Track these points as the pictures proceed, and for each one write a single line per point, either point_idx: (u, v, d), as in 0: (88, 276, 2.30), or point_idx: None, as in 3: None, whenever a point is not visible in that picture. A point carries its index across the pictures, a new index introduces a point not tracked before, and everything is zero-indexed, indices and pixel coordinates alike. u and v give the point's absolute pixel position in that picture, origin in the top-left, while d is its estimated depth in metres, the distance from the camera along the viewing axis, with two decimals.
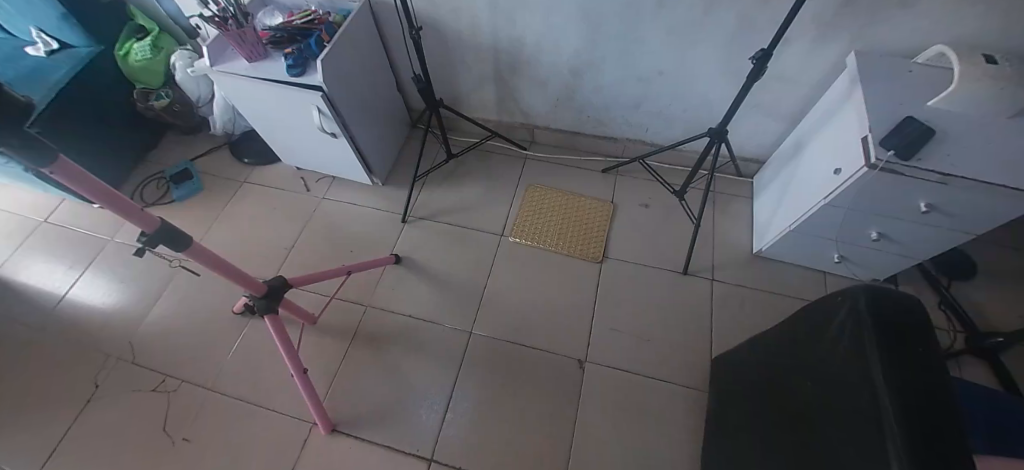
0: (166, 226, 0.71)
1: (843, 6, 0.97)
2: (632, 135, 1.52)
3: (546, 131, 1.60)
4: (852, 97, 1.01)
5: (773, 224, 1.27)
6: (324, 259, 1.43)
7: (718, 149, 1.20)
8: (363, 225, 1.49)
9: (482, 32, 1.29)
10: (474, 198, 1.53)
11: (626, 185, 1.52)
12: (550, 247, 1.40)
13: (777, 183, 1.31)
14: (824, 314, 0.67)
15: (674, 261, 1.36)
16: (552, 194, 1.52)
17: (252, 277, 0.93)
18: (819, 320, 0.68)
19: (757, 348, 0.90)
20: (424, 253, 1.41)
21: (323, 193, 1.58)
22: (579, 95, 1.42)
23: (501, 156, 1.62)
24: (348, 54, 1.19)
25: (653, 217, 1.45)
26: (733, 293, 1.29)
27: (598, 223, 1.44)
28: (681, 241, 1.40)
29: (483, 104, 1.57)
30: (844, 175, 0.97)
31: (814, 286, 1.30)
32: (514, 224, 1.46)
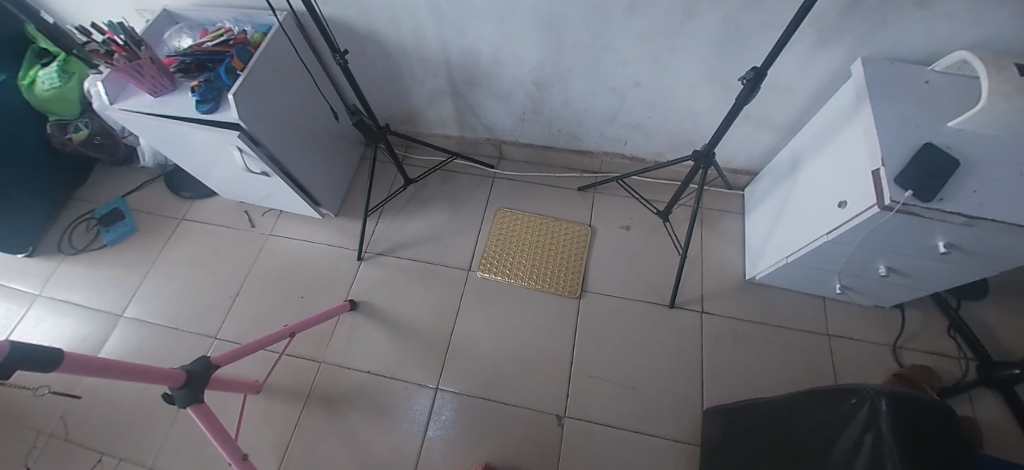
0: (29, 348, 0.53)
1: (848, 7, 0.80)
2: (609, 149, 1.36)
3: (514, 147, 1.43)
4: (858, 117, 0.86)
5: (767, 250, 1.14)
6: (273, 306, 1.29)
7: (705, 172, 1.04)
8: (316, 264, 1.34)
9: (429, 44, 1.11)
10: (438, 228, 1.38)
11: (604, 205, 1.38)
12: (523, 281, 1.27)
13: (771, 202, 1.17)
14: (826, 412, 0.61)
15: (659, 292, 1.23)
16: (524, 218, 1.38)
17: (167, 369, 0.77)
18: (818, 415, 0.62)
19: (756, 424, 0.79)
20: (383, 295, 1.28)
21: (270, 229, 1.42)
22: (547, 109, 1.25)
23: (466, 177, 1.47)
24: (270, 83, 1.01)
25: (635, 240, 1.32)
26: (724, 327, 1.18)
27: (575, 251, 1.31)
28: (667, 267, 1.27)
29: (443, 120, 1.40)
30: (850, 211, 0.83)
31: (810, 313, 1.19)
32: (482, 256, 1.32)
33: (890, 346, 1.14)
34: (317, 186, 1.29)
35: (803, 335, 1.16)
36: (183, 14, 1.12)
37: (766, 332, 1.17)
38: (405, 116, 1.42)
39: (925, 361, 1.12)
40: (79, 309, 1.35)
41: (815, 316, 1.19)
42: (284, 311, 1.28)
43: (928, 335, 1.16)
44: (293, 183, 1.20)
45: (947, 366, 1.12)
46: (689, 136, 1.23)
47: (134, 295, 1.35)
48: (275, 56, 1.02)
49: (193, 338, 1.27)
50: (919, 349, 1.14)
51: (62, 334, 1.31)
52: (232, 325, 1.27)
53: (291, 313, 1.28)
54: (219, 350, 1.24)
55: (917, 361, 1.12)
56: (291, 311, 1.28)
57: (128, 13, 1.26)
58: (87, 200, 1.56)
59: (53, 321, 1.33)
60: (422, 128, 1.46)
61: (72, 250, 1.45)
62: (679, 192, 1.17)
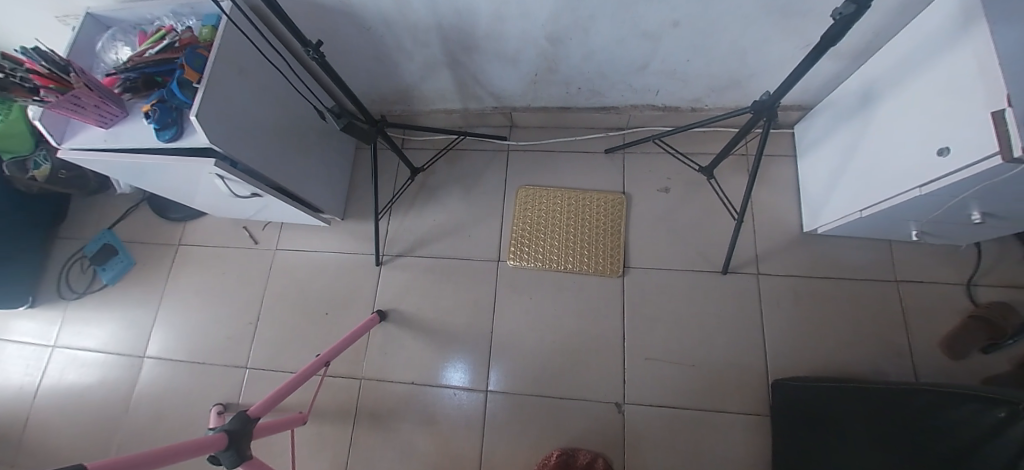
0: None
1: None
2: (637, 102, 1.18)
3: (526, 114, 1.26)
4: (964, 38, 0.68)
5: (832, 200, 1.02)
6: (298, 326, 1.22)
7: (761, 124, 0.90)
8: (332, 275, 1.25)
9: (416, 10, 0.91)
10: (457, 217, 1.25)
11: (637, 166, 1.23)
12: (560, 266, 1.16)
13: (835, 144, 1.03)
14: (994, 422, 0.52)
15: (708, 258, 1.13)
16: (550, 193, 1.24)
17: (206, 437, 0.62)
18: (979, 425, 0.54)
19: (865, 416, 0.73)
20: (411, 301, 1.19)
21: (275, 242, 1.31)
22: (564, 67, 1.07)
23: (477, 154, 1.31)
24: (233, 91, 0.84)
25: (675, 203, 1.19)
26: (783, 287, 1.10)
27: (612, 225, 1.18)
28: (714, 229, 1.16)
29: (442, 95, 1.21)
30: (954, 160, 0.69)
31: (874, 259, 1.10)
32: (510, 244, 1.20)
33: (962, 284, 1.06)
34: (316, 193, 1.16)
35: (867, 285, 1.09)
36: (111, 16, 0.95)
37: (827, 287, 1.09)
38: (397, 94, 1.23)
39: (1002, 296, 1.04)
40: (99, 355, 1.29)
41: (880, 262, 1.10)
42: (310, 331, 1.21)
43: (1007, 267, 1.06)
44: (289, 198, 1.07)
45: None
46: (732, 75, 1.05)
47: (152, 333, 1.29)
48: (234, 56, 0.84)
49: (224, 370, 1.21)
50: (995, 284, 1.05)
51: (89, 383, 1.26)
52: (260, 351, 1.22)
53: (318, 332, 1.20)
54: (254, 379, 1.19)
55: (992, 297, 1.05)
56: (317, 330, 1.21)
57: (48, 20, 1.04)
58: (71, 238, 1.44)
59: (76, 370, 1.28)
60: (419, 106, 1.28)
61: (73, 294, 1.36)
62: (729, 148, 1.03)
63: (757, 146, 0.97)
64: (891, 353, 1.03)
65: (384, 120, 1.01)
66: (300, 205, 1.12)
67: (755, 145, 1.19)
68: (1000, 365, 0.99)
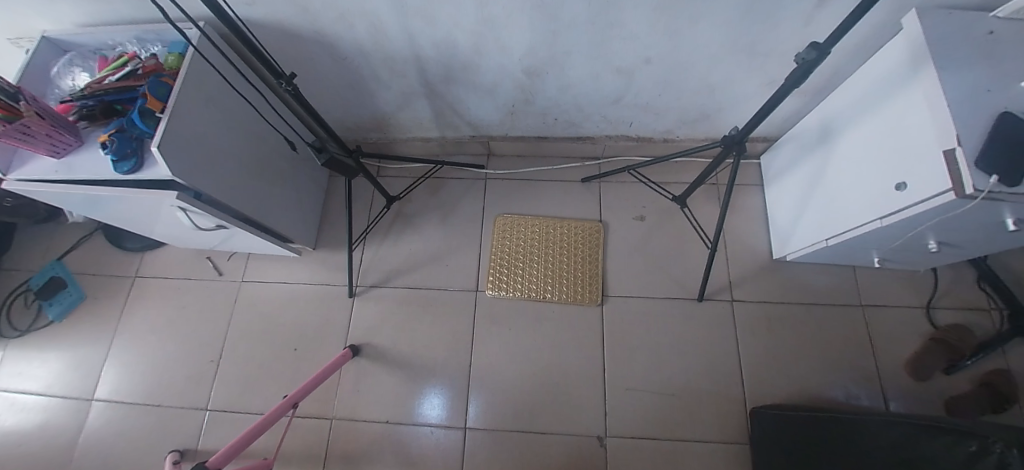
0: None
1: None
2: (612, 133, 1.21)
3: (504, 143, 1.27)
4: (916, 82, 0.73)
5: (799, 229, 1.06)
6: (264, 364, 1.15)
7: (732, 157, 0.93)
8: (302, 309, 1.19)
9: (394, 41, 0.91)
10: (434, 246, 1.23)
11: (613, 195, 1.25)
12: (539, 295, 1.15)
13: (799, 176, 1.08)
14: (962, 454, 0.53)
15: (684, 285, 1.15)
16: (528, 221, 1.24)
17: None
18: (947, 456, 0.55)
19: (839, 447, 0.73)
20: (386, 334, 1.14)
21: (241, 274, 1.25)
22: (540, 98, 1.08)
23: (455, 183, 1.30)
24: (199, 122, 0.81)
25: (651, 231, 1.21)
26: (757, 312, 1.12)
27: (590, 253, 1.19)
28: (689, 256, 1.18)
29: (419, 123, 1.21)
30: (911, 194, 0.73)
31: (840, 285, 1.14)
32: (489, 273, 1.19)
33: (922, 307, 1.11)
34: (286, 223, 1.12)
35: (834, 309, 1.12)
36: (69, 40, 0.91)
37: (798, 312, 1.12)
38: (374, 123, 1.22)
39: (957, 318, 1.10)
40: (41, 398, 1.18)
41: (845, 287, 1.14)
42: (278, 368, 1.15)
43: (960, 290, 1.12)
44: (256, 229, 1.02)
45: (979, 319, 1.09)
46: (702, 107, 1.09)
47: (101, 373, 1.19)
48: (201, 86, 0.81)
49: (181, 413, 1.13)
50: (951, 307, 1.11)
51: (27, 431, 1.14)
52: (223, 391, 1.14)
53: (286, 370, 1.14)
54: (215, 422, 1.11)
55: (949, 319, 1.10)
56: (285, 367, 1.14)
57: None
58: (16, 269, 1.33)
59: (13, 417, 1.16)
60: (395, 134, 1.26)
61: (14, 332, 1.25)
62: (701, 179, 1.06)
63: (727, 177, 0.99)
64: (861, 376, 1.06)
65: (360, 151, 0.99)
66: (268, 236, 1.08)
67: (724, 175, 1.23)
68: (961, 385, 1.04)
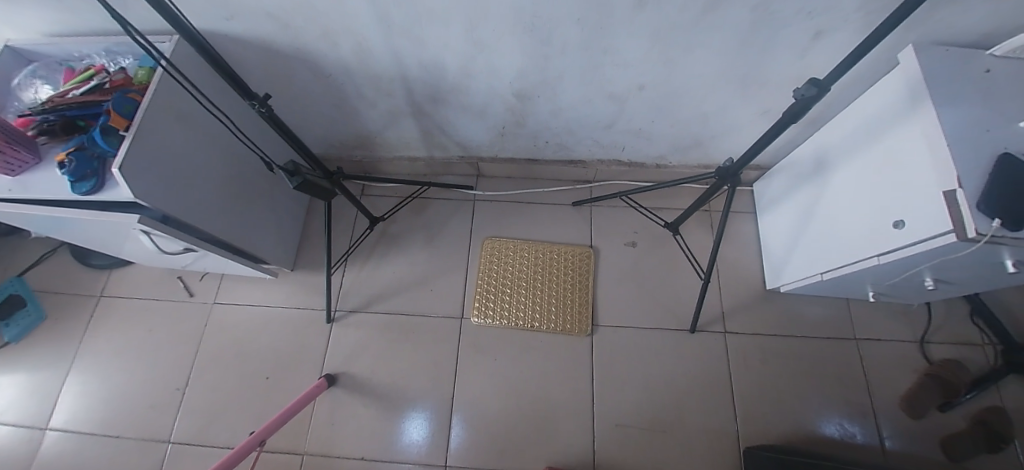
0: None
1: None
2: (603, 157, 1.18)
3: (493, 165, 1.24)
4: (914, 119, 0.71)
5: (793, 260, 1.04)
6: (234, 393, 1.08)
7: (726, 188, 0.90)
8: (276, 334, 1.13)
9: (379, 61, 0.88)
10: (418, 270, 1.18)
11: (604, 220, 1.22)
12: (526, 324, 1.11)
13: (794, 206, 1.06)
14: None
15: (675, 315, 1.11)
16: (516, 245, 1.20)
17: None
18: None
19: None
20: (364, 363, 1.08)
21: (213, 295, 1.18)
22: (531, 121, 1.06)
23: (442, 204, 1.26)
24: (168, 141, 0.76)
25: (643, 258, 1.18)
26: (750, 345, 1.09)
27: (580, 280, 1.15)
28: (681, 285, 1.15)
29: (405, 143, 1.17)
30: (909, 233, 0.70)
31: (834, 317, 1.12)
32: (475, 300, 1.14)
33: (915, 342, 1.09)
34: (262, 244, 1.06)
35: (828, 343, 1.09)
36: (34, 50, 0.86)
37: (791, 345, 1.09)
38: (359, 141, 1.18)
39: (952, 353, 1.08)
40: None
41: (839, 320, 1.11)
42: (248, 398, 1.08)
43: (953, 324, 1.11)
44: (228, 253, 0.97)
45: (973, 355, 1.07)
46: (694, 133, 1.08)
47: (57, 401, 1.11)
48: (171, 105, 0.77)
49: (141, 447, 1.05)
50: (945, 341, 1.09)
51: None
52: (188, 422, 1.07)
53: (258, 401, 1.07)
54: (177, 457, 1.03)
55: (943, 354, 1.08)
56: (255, 397, 1.08)
57: None
58: None
59: None
60: (381, 153, 1.22)
61: None
62: (694, 207, 1.04)
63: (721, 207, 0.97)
64: (856, 413, 1.03)
65: (341, 172, 0.94)
66: (242, 258, 1.03)
67: (717, 202, 1.22)
68: (957, 423, 1.01)
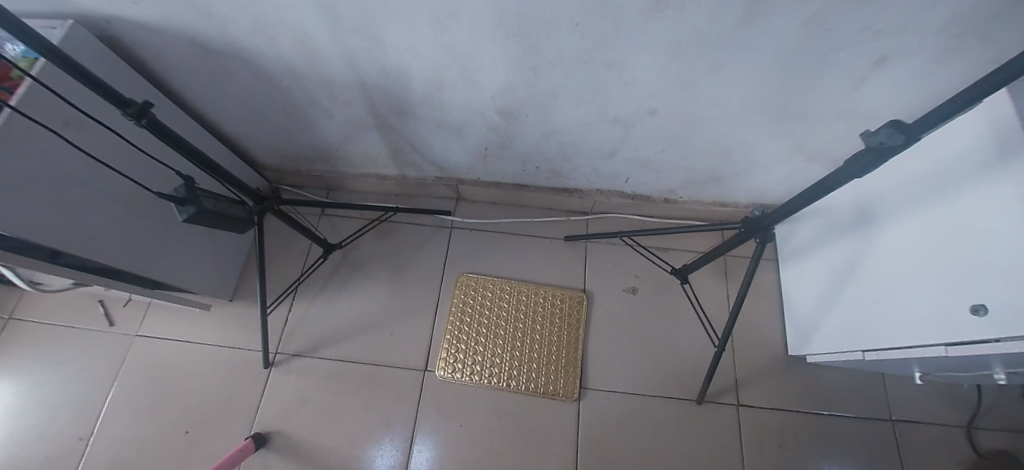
0: None
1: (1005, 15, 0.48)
2: (603, 187, 1.01)
3: (475, 189, 1.06)
4: (994, 171, 0.54)
5: (826, 326, 0.87)
6: (144, 452, 0.89)
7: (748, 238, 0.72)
8: (205, 378, 0.95)
9: (330, 63, 0.70)
10: (380, 309, 1.00)
11: (600, 260, 1.05)
12: (501, 383, 0.93)
13: (827, 261, 0.88)
14: None
15: (679, 381, 0.94)
16: (497, 285, 1.03)
17: None
18: None
19: None
20: (303, 421, 0.90)
21: (138, 325, 1.00)
22: (518, 143, 0.88)
23: (414, 229, 1.09)
24: (37, 156, 0.58)
25: (644, 309, 1.00)
26: (766, 423, 0.91)
27: (568, 332, 0.98)
28: (687, 343, 0.97)
29: (372, 159, 1.00)
30: (997, 326, 0.53)
31: (864, 392, 0.95)
32: (442, 349, 0.96)
33: (962, 426, 0.92)
34: (188, 273, 0.88)
35: (858, 424, 0.92)
36: None
37: (814, 424, 0.92)
38: (318, 153, 1.01)
39: (1005, 444, 0.90)
40: None
41: (870, 396, 0.94)
42: (159, 457, 0.89)
43: (1006, 407, 0.93)
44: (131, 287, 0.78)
45: None
46: (711, 167, 0.91)
47: None
48: (46, 109, 0.59)
49: None
50: (997, 428, 0.91)
51: None
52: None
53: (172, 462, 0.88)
54: None
55: (996, 445, 0.90)
56: (169, 457, 0.89)
57: None
58: None
59: None
60: (345, 168, 1.05)
61: None
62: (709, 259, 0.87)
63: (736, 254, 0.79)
64: None
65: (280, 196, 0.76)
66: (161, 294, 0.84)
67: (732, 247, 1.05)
68: None
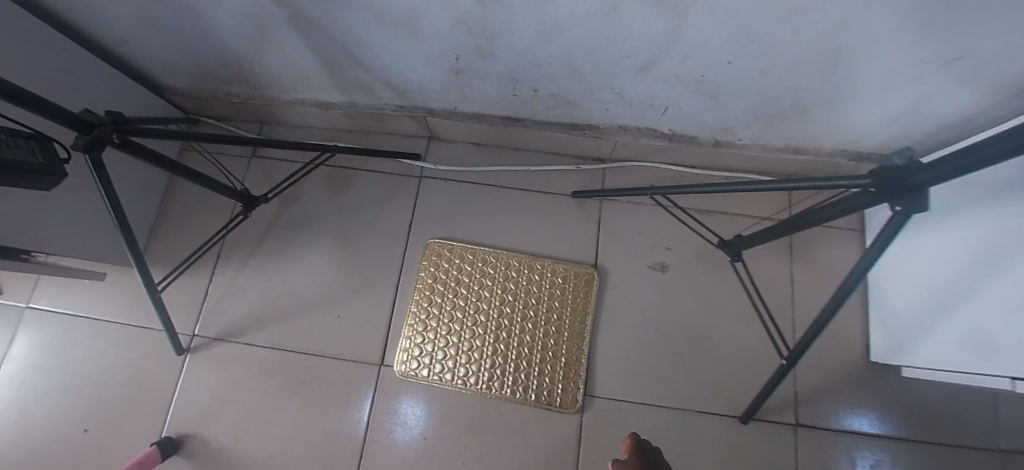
0: None
1: None
2: (630, 123, 0.71)
3: (450, 124, 0.77)
4: None
5: (939, 329, 0.60)
6: (31, 456, 0.70)
7: (862, 195, 0.41)
8: (108, 364, 0.75)
9: None
10: (328, 281, 0.78)
11: (620, 225, 0.77)
12: (479, 385, 0.71)
13: (967, 242, 0.57)
14: None
15: (717, 391, 0.70)
16: (479, 256, 0.78)
17: None
18: None
19: None
20: (228, 424, 0.71)
21: (27, 295, 0.79)
22: (504, 48, 0.57)
23: (374, 177, 0.83)
24: None
25: (676, 292, 0.74)
26: (830, 450, 0.68)
27: (572, 323, 0.73)
28: (731, 342, 0.72)
29: (303, 78, 0.71)
30: None
31: (970, 413, 0.70)
32: (404, 338, 0.74)
33: None
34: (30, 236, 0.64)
35: (957, 456, 0.68)
36: None
37: (895, 453, 0.68)
38: (230, 69, 0.72)
39: None
40: None
41: (978, 419, 0.69)
42: (52, 464, 0.70)
43: None
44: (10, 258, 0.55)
45: None
46: (802, 90, 0.59)
47: None
48: None
49: None
50: None
51: None
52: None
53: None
54: None
55: None
56: (64, 462, 0.70)
57: None
58: None
59: None
60: (273, 91, 0.77)
61: None
62: (773, 235, 0.59)
63: (824, 220, 0.48)
64: None
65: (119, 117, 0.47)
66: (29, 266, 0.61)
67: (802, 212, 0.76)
68: None
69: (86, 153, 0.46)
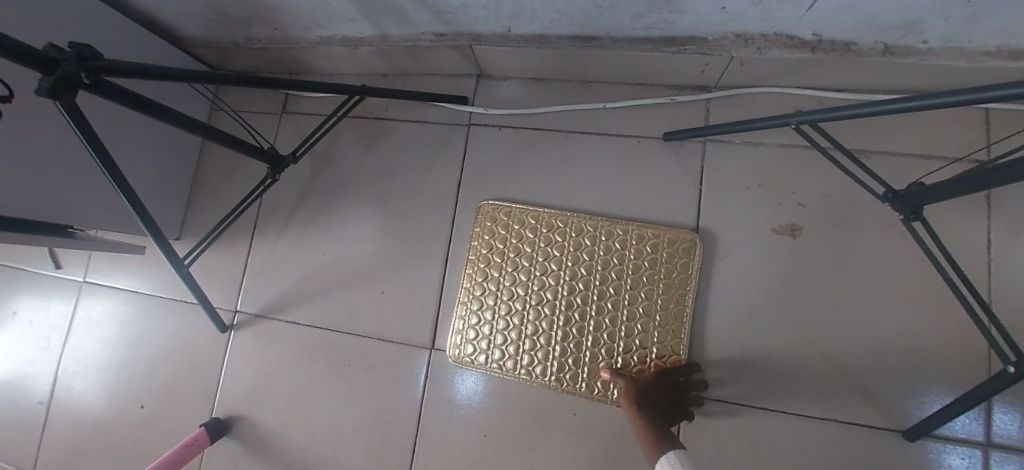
0: None
1: None
2: (755, 31, 0.50)
3: (502, 53, 0.61)
4: None
5: None
6: (100, 426, 0.71)
7: None
8: (158, 339, 0.73)
9: None
10: (369, 250, 0.68)
11: (728, 174, 0.59)
12: (547, 377, 0.58)
13: None
14: None
15: (871, 398, 0.51)
16: (543, 220, 0.63)
17: None
18: None
19: None
20: (273, 406, 0.66)
21: (83, 269, 0.78)
22: None
23: (414, 128, 0.70)
24: None
25: (809, 262, 0.55)
26: None
27: (665, 305, 0.57)
28: (894, 331, 0.52)
29: (322, 5, 0.57)
30: None
31: None
32: (457, 319, 0.63)
33: None
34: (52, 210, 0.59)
35: None
36: None
37: None
38: (244, 4, 0.61)
39: None
40: None
41: None
42: (117, 436, 0.70)
43: None
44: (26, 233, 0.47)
45: None
46: None
47: None
48: None
49: None
50: None
51: None
52: (49, 463, 0.72)
53: (127, 444, 0.70)
54: None
55: None
56: (127, 435, 0.70)
57: None
58: None
59: None
60: (295, 30, 0.65)
61: None
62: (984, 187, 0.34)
63: None
64: None
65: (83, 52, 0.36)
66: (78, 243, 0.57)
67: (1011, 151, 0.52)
68: None
69: (55, 99, 0.35)
